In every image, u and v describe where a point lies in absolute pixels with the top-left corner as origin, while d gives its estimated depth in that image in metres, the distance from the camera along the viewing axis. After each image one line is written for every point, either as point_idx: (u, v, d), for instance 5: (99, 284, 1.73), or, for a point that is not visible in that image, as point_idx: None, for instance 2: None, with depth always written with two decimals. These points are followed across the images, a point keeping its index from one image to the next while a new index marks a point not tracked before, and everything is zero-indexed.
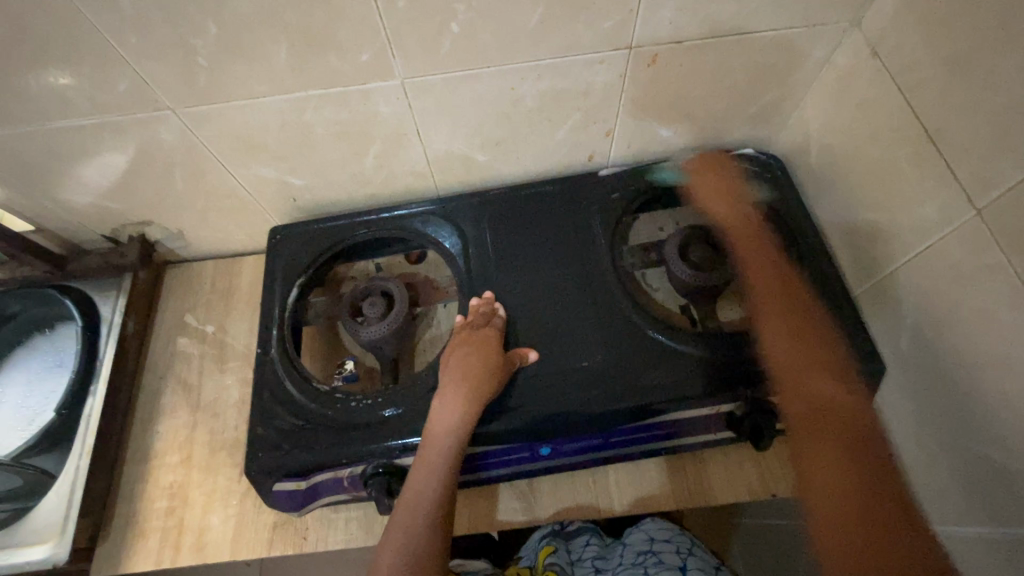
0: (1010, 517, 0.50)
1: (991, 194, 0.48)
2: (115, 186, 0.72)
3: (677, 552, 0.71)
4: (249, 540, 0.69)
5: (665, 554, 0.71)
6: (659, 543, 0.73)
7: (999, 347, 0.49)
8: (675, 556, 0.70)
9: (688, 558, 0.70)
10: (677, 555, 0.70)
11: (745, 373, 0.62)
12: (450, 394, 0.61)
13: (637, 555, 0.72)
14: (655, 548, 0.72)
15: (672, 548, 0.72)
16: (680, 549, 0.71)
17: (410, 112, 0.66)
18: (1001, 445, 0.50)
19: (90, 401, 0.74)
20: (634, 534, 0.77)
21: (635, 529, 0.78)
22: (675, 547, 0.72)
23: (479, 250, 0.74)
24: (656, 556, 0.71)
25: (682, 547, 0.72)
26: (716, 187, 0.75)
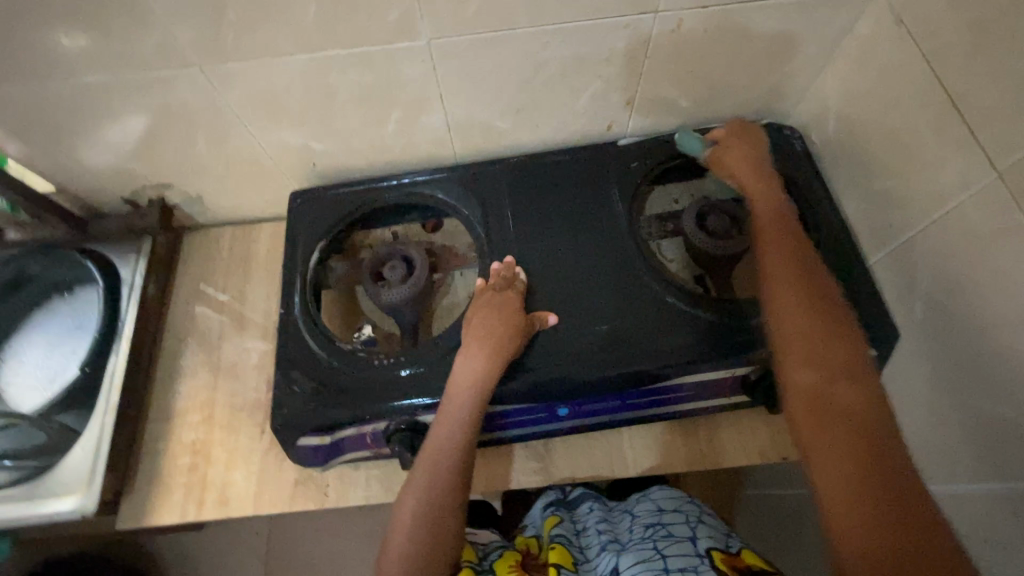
0: (1015, 475, 0.51)
1: (1014, 156, 0.48)
2: (137, 147, 0.73)
3: (687, 522, 0.60)
4: (272, 495, 0.71)
5: (674, 525, 0.60)
6: (668, 514, 0.62)
7: (1011, 308, 0.49)
8: (685, 527, 0.59)
9: (699, 527, 0.59)
10: (687, 526, 0.59)
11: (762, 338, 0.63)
12: (472, 350, 0.62)
13: (646, 527, 0.61)
14: (664, 519, 0.61)
15: (682, 519, 0.61)
16: (690, 519, 0.61)
17: (433, 75, 0.66)
18: (1008, 405, 0.51)
19: (113, 358, 0.76)
20: (642, 503, 0.66)
21: (642, 498, 0.68)
22: (684, 517, 0.61)
23: (497, 217, 0.75)
24: (665, 527, 0.60)
25: (692, 519, 0.61)
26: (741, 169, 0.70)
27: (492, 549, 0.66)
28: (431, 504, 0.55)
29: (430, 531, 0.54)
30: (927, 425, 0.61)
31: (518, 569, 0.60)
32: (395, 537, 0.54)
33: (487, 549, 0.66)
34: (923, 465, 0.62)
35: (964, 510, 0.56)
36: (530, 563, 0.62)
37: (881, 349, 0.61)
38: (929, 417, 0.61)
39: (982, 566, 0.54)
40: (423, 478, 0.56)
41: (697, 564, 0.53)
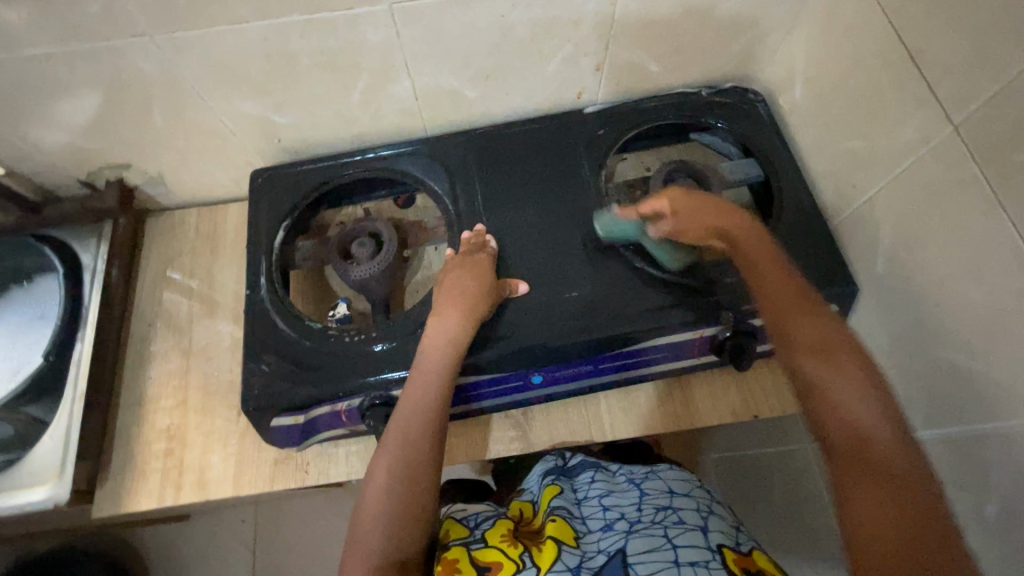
0: (970, 416, 0.53)
1: (968, 108, 0.49)
2: (91, 124, 0.70)
3: (698, 511, 0.58)
4: (251, 476, 0.71)
5: (685, 513, 0.57)
6: (679, 497, 0.61)
7: (967, 256, 0.51)
8: (695, 515, 0.57)
9: (710, 519, 0.57)
10: (698, 514, 0.58)
11: (728, 298, 0.64)
12: (446, 313, 0.62)
13: (654, 510, 0.58)
14: (675, 504, 0.59)
15: (692, 505, 0.59)
16: (701, 508, 0.59)
17: (398, 41, 0.64)
18: (962, 351, 0.53)
19: (79, 346, 0.74)
20: (649, 479, 0.65)
21: (652, 476, 0.66)
22: (694, 504, 0.60)
23: (467, 188, 0.74)
24: (676, 513, 0.57)
25: (701, 507, 0.60)
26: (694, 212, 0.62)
27: (484, 516, 0.63)
28: (407, 465, 0.55)
29: (406, 494, 0.54)
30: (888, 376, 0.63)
31: (510, 541, 0.58)
32: (370, 501, 0.54)
33: (478, 518, 0.63)
34: None
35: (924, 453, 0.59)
36: (522, 532, 0.60)
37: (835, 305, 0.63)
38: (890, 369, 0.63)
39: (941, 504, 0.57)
40: (396, 441, 0.56)
41: (708, 559, 0.50)
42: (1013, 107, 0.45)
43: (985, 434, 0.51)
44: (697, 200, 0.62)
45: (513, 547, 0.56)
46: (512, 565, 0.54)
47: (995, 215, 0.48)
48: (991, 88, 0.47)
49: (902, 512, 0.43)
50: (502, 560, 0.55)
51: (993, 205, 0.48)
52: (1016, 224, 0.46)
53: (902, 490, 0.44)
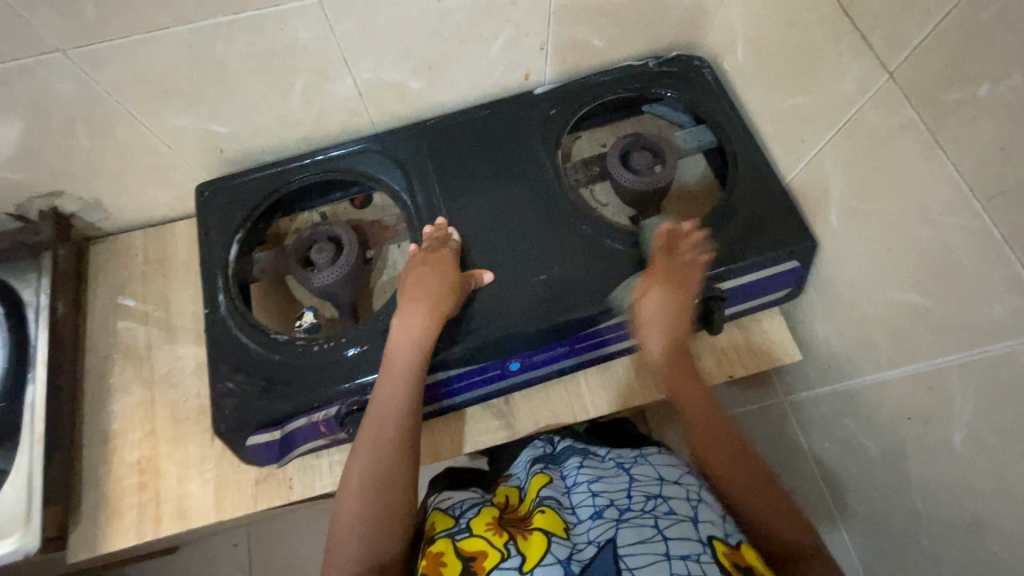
0: (927, 351, 0.55)
1: (901, 56, 0.50)
2: (12, 153, 0.65)
3: (688, 499, 0.58)
4: (233, 499, 0.69)
5: (675, 502, 0.57)
6: (668, 485, 0.60)
7: (912, 199, 0.53)
8: (686, 504, 0.57)
9: (700, 508, 0.57)
10: (688, 503, 0.57)
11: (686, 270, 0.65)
12: (409, 313, 0.61)
13: (644, 499, 0.58)
14: (664, 492, 0.59)
15: (682, 493, 0.59)
16: (691, 496, 0.58)
17: (333, 36, 0.62)
18: (917, 290, 0.55)
19: (31, 388, 0.70)
20: (638, 467, 0.65)
21: (640, 461, 0.66)
22: (684, 492, 0.59)
23: (423, 182, 0.72)
24: (667, 502, 0.57)
25: (691, 494, 0.59)
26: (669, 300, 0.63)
27: (469, 504, 0.64)
28: (378, 471, 0.57)
29: (378, 500, 0.56)
30: (852, 322, 0.65)
31: (495, 529, 0.58)
32: (344, 512, 0.56)
33: (463, 507, 0.64)
34: (851, 361, 0.67)
35: (891, 390, 0.61)
36: (508, 519, 0.60)
37: (791, 259, 0.66)
38: (852, 316, 0.65)
39: (912, 440, 0.59)
40: (368, 448, 0.58)
41: (699, 552, 0.50)
42: (943, 48, 0.46)
43: (945, 366, 0.53)
44: (669, 264, 0.64)
45: (499, 534, 0.57)
46: (497, 555, 0.54)
47: (936, 156, 0.49)
48: (922, 32, 0.48)
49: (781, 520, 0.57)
50: (487, 549, 0.55)
51: (932, 147, 0.49)
52: (955, 162, 0.48)
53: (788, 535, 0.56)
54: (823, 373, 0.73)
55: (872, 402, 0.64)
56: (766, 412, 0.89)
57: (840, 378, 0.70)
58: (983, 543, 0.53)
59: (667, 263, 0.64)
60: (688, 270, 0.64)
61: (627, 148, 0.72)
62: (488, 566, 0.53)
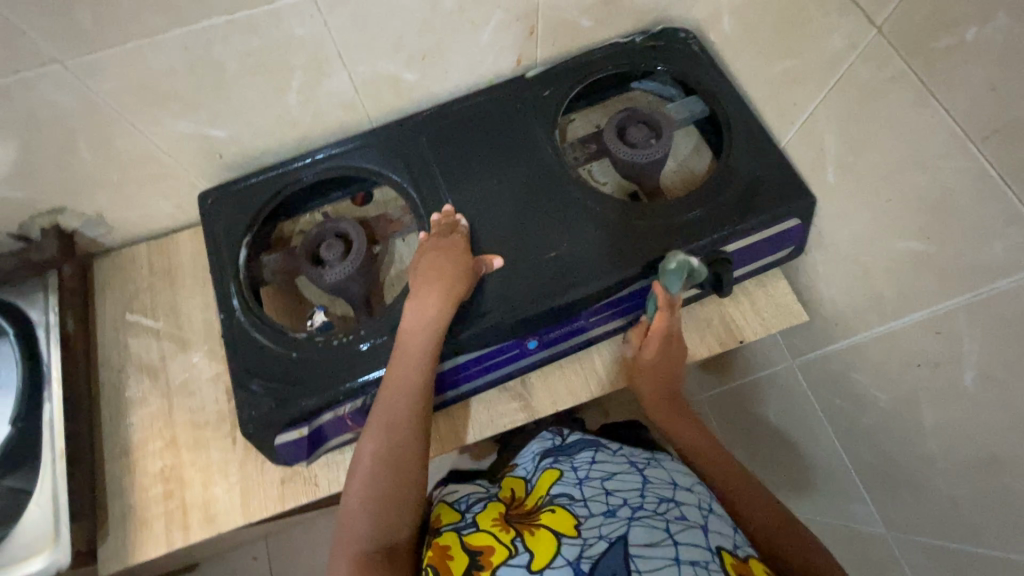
0: (932, 295, 0.56)
1: (888, 9, 0.52)
2: (13, 170, 0.65)
3: (699, 508, 0.59)
4: (260, 499, 0.69)
5: (686, 508, 0.58)
6: (682, 491, 0.61)
7: (908, 148, 0.54)
8: (697, 513, 0.58)
9: (710, 518, 0.58)
10: (699, 512, 0.58)
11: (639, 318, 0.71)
12: (425, 293, 0.62)
13: (658, 502, 0.59)
14: (677, 498, 0.60)
15: (694, 501, 0.60)
16: (703, 506, 0.60)
17: (327, 31, 0.62)
18: (919, 239, 0.56)
19: (48, 406, 0.70)
20: (652, 469, 0.67)
21: (653, 464, 0.68)
22: (696, 501, 0.60)
23: (425, 172, 0.73)
24: (678, 507, 0.58)
25: (703, 505, 0.60)
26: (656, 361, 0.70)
27: (475, 500, 0.67)
28: (392, 448, 0.58)
29: (391, 477, 0.57)
30: (856, 276, 0.66)
31: (502, 525, 0.59)
32: (354, 488, 0.57)
33: (469, 502, 0.67)
34: (858, 315, 0.68)
35: (899, 338, 0.62)
36: (515, 515, 0.61)
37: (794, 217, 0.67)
38: (855, 272, 0.66)
39: (924, 386, 0.60)
40: (381, 426, 0.59)
41: (708, 560, 0.51)
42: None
43: (951, 308, 0.54)
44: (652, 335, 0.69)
45: (507, 532, 0.57)
46: (504, 551, 0.54)
47: (928, 104, 0.51)
48: None
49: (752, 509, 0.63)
50: (493, 544, 0.56)
51: (925, 95, 0.51)
52: (947, 108, 0.49)
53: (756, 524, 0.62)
54: (830, 332, 0.75)
55: (881, 354, 0.65)
56: (775, 377, 0.91)
57: (848, 334, 0.71)
58: (1003, 478, 0.54)
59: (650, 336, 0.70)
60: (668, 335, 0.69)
61: (624, 123, 0.74)
62: (495, 562, 0.53)
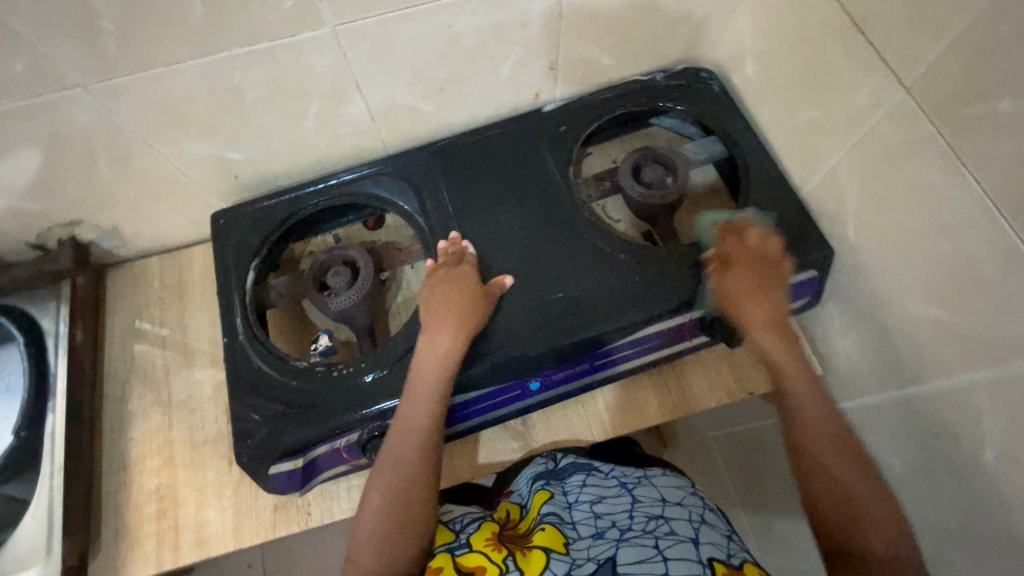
0: (954, 367, 0.54)
1: (917, 71, 0.50)
2: (33, 184, 0.66)
3: (690, 520, 0.59)
4: (252, 525, 0.68)
5: (676, 522, 0.58)
6: (670, 506, 0.61)
7: (932, 214, 0.52)
8: (687, 525, 0.58)
9: (702, 529, 0.57)
10: (689, 524, 0.58)
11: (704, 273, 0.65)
12: (437, 328, 0.62)
13: (647, 519, 0.59)
14: (666, 513, 0.60)
15: (684, 514, 0.60)
16: (693, 517, 0.59)
17: (346, 63, 0.62)
18: (940, 306, 0.54)
19: (51, 418, 0.70)
20: (641, 486, 0.66)
21: (643, 481, 0.67)
22: (686, 514, 0.60)
23: (436, 203, 0.73)
24: (667, 523, 0.58)
25: (693, 516, 0.60)
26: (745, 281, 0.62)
27: (470, 518, 0.67)
28: (400, 483, 0.57)
29: (400, 513, 0.56)
30: (874, 335, 0.64)
31: (494, 545, 0.61)
32: (364, 523, 0.56)
33: (464, 520, 0.67)
34: (875, 375, 0.65)
35: (916, 406, 0.60)
36: (508, 535, 0.63)
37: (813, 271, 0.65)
38: (872, 331, 0.64)
39: (939, 459, 0.58)
40: (390, 461, 0.58)
41: (699, 575, 0.51)
42: (958, 63, 0.46)
43: (971, 381, 0.52)
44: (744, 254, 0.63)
45: (497, 551, 0.60)
46: (496, 570, 0.57)
47: (955, 171, 0.49)
48: (938, 46, 0.48)
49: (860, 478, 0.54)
50: (486, 564, 0.58)
51: (951, 162, 0.49)
52: (976, 178, 0.47)
53: (859, 524, 0.52)
54: (844, 387, 0.72)
55: (897, 418, 0.63)
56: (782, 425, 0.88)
57: (864, 392, 0.68)
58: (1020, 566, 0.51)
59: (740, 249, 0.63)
60: (761, 265, 0.63)
61: (639, 162, 0.72)
62: None
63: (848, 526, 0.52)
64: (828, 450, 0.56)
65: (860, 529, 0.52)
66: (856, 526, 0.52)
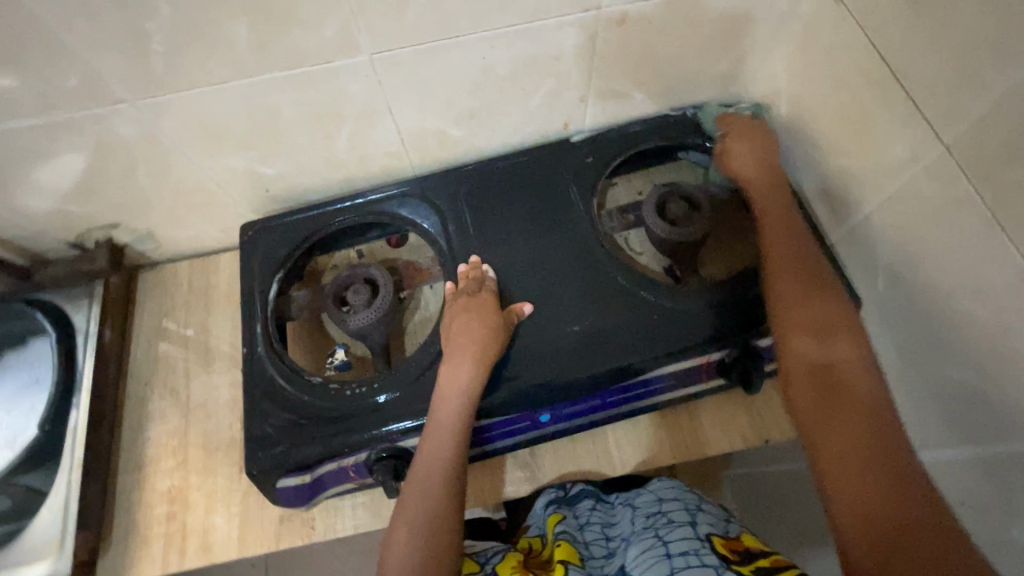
0: (986, 436, 0.52)
1: (956, 129, 0.49)
2: (76, 189, 0.69)
3: (687, 509, 0.62)
4: (257, 535, 0.69)
5: (673, 512, 0.61)
6: (667, 502, 0.64)
7: (967, 275, 0.50)
8: (684, 513, 0.61)
9: (698, 515, 0.60)
10: (685, 511, 0.61)
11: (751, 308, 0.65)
12: (458, 358, 0.62)
13: (647, 517, 0.63)
14: (664, 507, 0.63)
15: (680, 505, 0.63)
16: (688, 506, 0.62)
17: (380, 89, 0.64)
18: (972, 372, 0.52)
19: (74, 413, 0.72)
20: (641, 496, 0.68)
21: (642, 491, 0.69)
22: (682, 505, 0.63)
23: (459, 227, 0.73)
24: (665, 514, 0.61)
25: (689, 506, 0.63)
26: (751, 160, 0.70)
27: (494, 551, 0.64)
28: (428, 513, 0.56)
29: (430, 543, 0.55)
30: (901, 393, 0.62)
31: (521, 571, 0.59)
32: (393, 555, 0.55)
33: (488, 553, 0.64)
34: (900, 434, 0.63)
35: (944, 472, 0.57)
36: (533, 563, 0.62)
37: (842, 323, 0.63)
38: (900, 388, 0.62)
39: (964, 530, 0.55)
40: (417, 492, 0.57)
41: (697, 548, 0.54)
42: (1003, 125, 0.45)
43: (1002, 454, 0.50)
44: (752, 142, 0.71)
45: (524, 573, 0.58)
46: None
47: (994, 235, 0.47)
48: (980, 106, 0.46)
49: (829, 349, 0.55)
50: None
51: (989, 225, 0.47)
52: (1015, 245, 0.45)
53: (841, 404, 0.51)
54: None
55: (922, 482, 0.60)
56: (799, 475, 0.84)
57: None
58: None
59: (750, 132, 0.72)
60: (763, 148, 0.71)
61: (663, 197, 0.72)
62: None
63: (862, 457, 0.47)
64: (802, 334, 0.57)
65: (830, 397, 0.52)
66: (864, 439, 0.48)
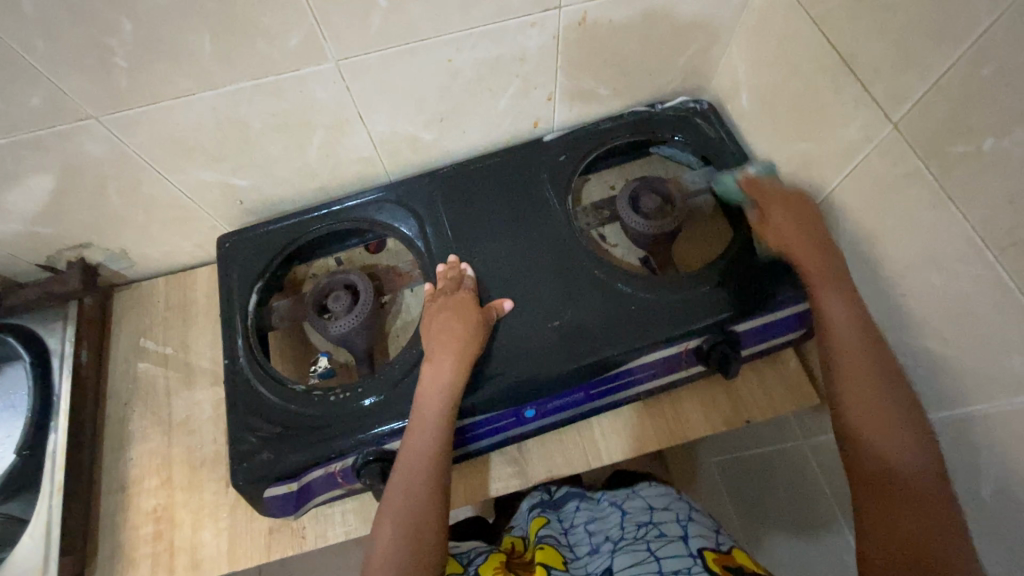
0: (950, 400, 0.54)
1: (903, 108, 0.51)
2: (44, 210, 0.68)
3: (678, 521, 0.62)
4: (247, 549, 0.68)
5: (665, 525, 0.61)
6: (659, 512, 0.64)
7: (923, 248, 0.53)
8: (675, 526, 0.61)
9: (689, 526, 0.60)
10: (678, 524, 0.61)
11: (731, 294, 0.65)
12: (439, 359, 0.63)
13: (637, 526, 0.62)
14: (655, 518, 0.63)
15: (671, 516, 0.63)
16: (681, 518, 0.62)
17: (348, 95, 0.64)
18: (934, 339, 0.54)
19: (52, 437, 0.71)
20: (631, 500, 0.69)
21: (632, 495, 0.70)
22: (673, 516, 0.63)
23: (436, 229, 0.74)
24: (656, 527, 0.61)
25: (680, 516, 0.63)
26: (789, 212, 0.64)
27: (477, 552, 0.65)
28: (410, 511, 0.57)
29: (411, 543, 0.55)
30: None
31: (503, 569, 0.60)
32: (377, 553, 0.55)
33: (471, 554, 0.65)
34: None
35: None
36: (515, 563, 0.63)
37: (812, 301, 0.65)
38: None
39: None
40: (399, 492, 0.58)
41: (690, 565, 0.53)
42: (946, 102, 0.47)
43: (966, 416, 0.52)
44: (781, 206, 0.65)
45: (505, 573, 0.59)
46: None
47: (944, 207, 0.49)
48: (923, 85, 0.49)
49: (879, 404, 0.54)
50: None
51: (939, 197, 0.50)
52: (963, 214, 0.48)
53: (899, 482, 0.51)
54: None
55: None
56: (786, 455, 0.86)
57: None
58: None
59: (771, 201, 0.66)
60: (799, 212, 0.64)
61: (636, 190, 0.73)
62: None
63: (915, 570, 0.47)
64: (859, 395, 0.55)
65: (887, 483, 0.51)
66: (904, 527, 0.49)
